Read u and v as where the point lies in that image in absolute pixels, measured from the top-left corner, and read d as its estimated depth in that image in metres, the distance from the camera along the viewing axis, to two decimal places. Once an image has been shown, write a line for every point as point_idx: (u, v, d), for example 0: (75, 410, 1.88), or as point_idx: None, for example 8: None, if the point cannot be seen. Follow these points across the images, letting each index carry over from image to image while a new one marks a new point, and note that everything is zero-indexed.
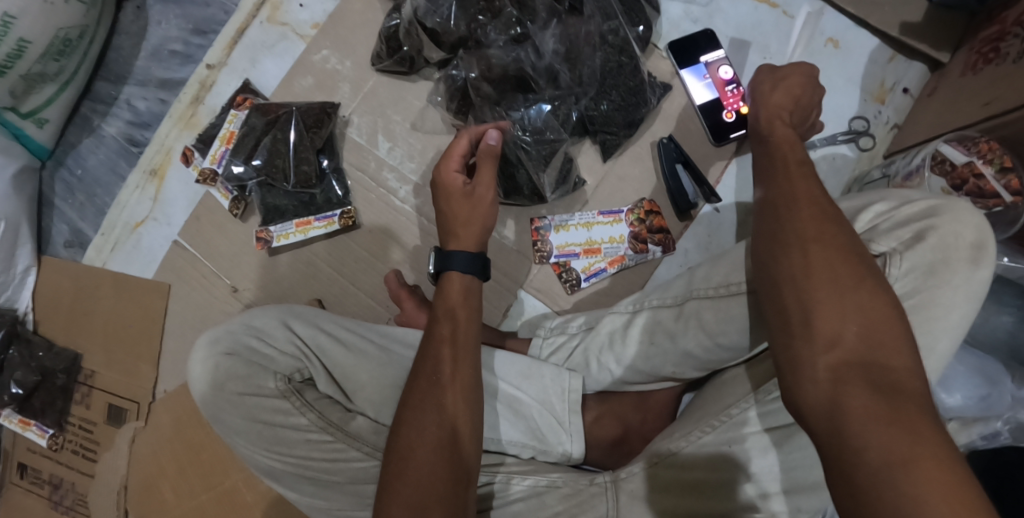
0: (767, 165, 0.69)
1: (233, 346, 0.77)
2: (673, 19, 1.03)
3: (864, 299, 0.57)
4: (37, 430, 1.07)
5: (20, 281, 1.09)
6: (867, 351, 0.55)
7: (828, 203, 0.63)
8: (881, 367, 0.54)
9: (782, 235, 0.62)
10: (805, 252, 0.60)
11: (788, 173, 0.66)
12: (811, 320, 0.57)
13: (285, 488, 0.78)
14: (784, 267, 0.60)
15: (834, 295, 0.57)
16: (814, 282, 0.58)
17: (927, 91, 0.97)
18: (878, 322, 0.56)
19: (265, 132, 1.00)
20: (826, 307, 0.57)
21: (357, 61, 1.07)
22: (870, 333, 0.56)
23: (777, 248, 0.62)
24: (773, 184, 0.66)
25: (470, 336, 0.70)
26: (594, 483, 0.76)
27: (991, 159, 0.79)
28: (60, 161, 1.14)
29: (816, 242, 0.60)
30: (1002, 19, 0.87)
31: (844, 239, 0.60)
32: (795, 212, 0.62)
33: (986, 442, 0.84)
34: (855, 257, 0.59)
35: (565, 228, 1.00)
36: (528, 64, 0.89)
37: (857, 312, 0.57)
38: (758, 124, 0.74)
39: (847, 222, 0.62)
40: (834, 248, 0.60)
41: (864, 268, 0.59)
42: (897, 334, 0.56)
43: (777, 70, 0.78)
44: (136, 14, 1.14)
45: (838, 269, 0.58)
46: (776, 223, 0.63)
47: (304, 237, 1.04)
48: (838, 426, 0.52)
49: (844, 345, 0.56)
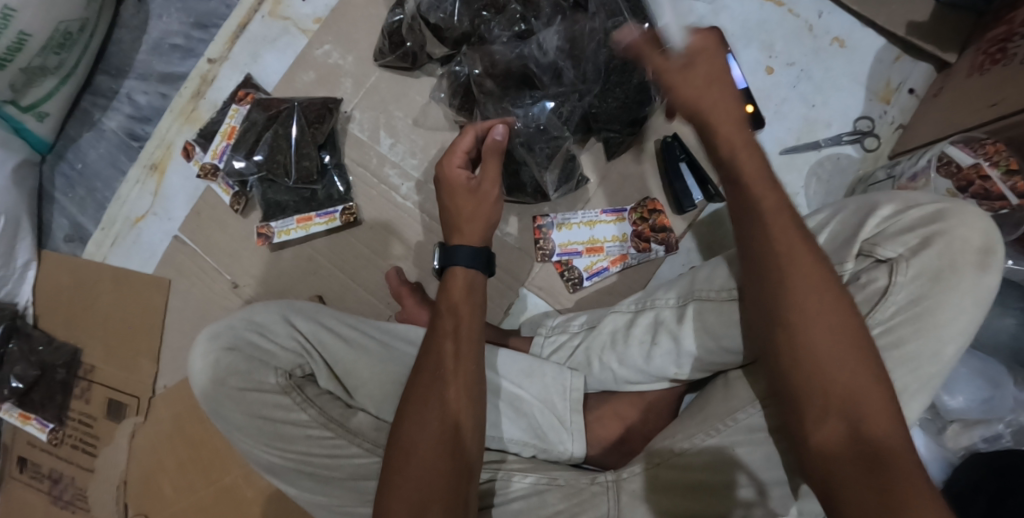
0: (743, 224, 0.66)
1: (234, 341, 0.77)
2: (678, 17, 1.02)
3: (850, 374, 0.59)
4: (36, 424, 1.07)
5: (20, 275, 1.09)
6: (858, 427, 0.58)
7: (813, 270, 0.62)
8: (872, 441, 0.58)
9: (770, 315, 0.63)
10: (791, 334, 0.62)
11: (772, 237, 0.64)
12: (800, 401, 0.61)
13: (284, 484, 0.78)
14: (774, 350, 0.63)
15: (821, 375, 0.60)
16: (801, 365, 0.61)
17: (933, 91, 0.96)
18: (865, 395, 0.59)
19: (266, 127, 1.00)
20: (813, 393, 0.60)
21: (360, 56, 1.06)
22: (859, 408, 0.59)
23: (767, 327, 0.63)
24: (752, 249, 0.65)
25: (473, 329, 0.70)
26: (595, 483, 0.75)
27: (997, 161, 0.78)
28: (61, 155, 1.13)
29: (803, 323, 0.61)
30: (1010, 19, 0.86)
31: (830, 311, 0.61)
32: (780, 288, 0.62)
33: (988, 445, 0.85)
34: (839, 329, 0.60)
35: (567, 226, 0.99)
36: (531, 60, 0.87)
37: (844, 388, 0.59)
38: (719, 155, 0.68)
39: (834, 281, 0.62)
40: (819, 324, 0.61)
41: (849, 339, 0.60)
42: (881, 399, 0.59)
43: (692, 67, 0.66)
44: (137, 7, 1.13)
45: (824, 348, 0.60)
46: (763, 300, 0.64)
47: (305, 233, 1.03)
48: (835, 505, 0.58)
49: (831, 421, 0.59)
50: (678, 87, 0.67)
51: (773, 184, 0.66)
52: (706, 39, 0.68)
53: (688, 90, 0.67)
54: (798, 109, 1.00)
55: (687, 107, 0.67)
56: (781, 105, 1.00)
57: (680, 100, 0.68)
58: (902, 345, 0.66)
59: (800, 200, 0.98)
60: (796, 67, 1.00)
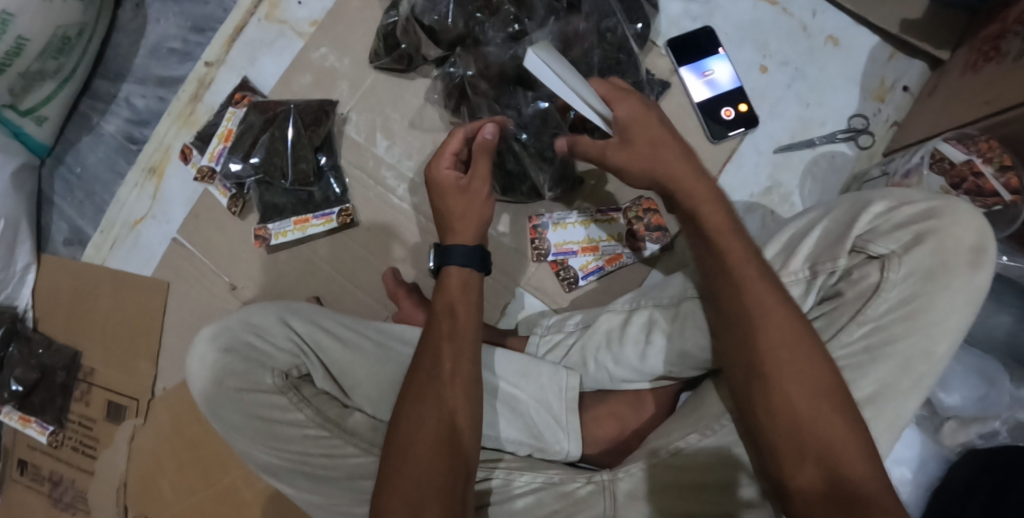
0: (713, 277, 0.68)
1: (232, 342, 0.77)
2: (673, 17, 1.03)
3: (823, 420, 0.60)
4: (36, 427, 1.07)
5: (20, 278, 1.09)
6: (832, 472, 0.59)
7: (783, 321, 0.63)
8: (847, 485, 0.58)
9: (742, 363, 0.65)
10: (763, 383, 0.63)
11: (741, 289, 0.65)
12: (777, 449, 0.62)
13: (282, 484, 0.78)
14: (750, 400, 0.64)
15: (794, 422, 0.61)
16: (776, 415, 0.62)
17: (927, 89, 0.96)
18: (838, 441, 0.60)
19: (263, 130, 1.00)
20: (788, 440, 0.61)
21: (356, 58, 1.07)
22: (833, 453, 0.59)
23: (741, 375, 0.65)
24: (722, 301, 0.67)
25: (470, 329, 0.71)
26: (592, 482, 0.75)
27: (991, 157, 0.79)
28: (60, 159, 1.14)
29: (775, 374, 0.62)
30: (1003, 17, 0.86)
31: (800, 359, 0.62)
32: (752, 340, 0.64)
33: (984, 441, 0.85)
34: (811, 378, 0.61)
35: (563, 226, 0.99)
36: (525, 61, 0.86)
37: (816, 434, 0.60)
38: (687, 207, 0.70)
39: (806, 330, 0.63)
40: (791, 375, 0.62)
41: (821, 386, 0.61)
42: (857, 445, 0.60)
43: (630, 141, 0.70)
44: (135, 11, 1.14)
45: (795, 395, 0.61)
46: (735, 349, 0.65)
47: (302, 235, 1.03)
48: None
49: (807, 470, 0.60)
50: (628, 163, 0.71)
51: (738, 235, 0.68)
52: (632, 105, 0.71)
53: (639, 159, 0.70)
54: (793, 108, 1.00)
55: (644, 176, 0.71)
56: (776, 104, 1.00)
57: (634, 173, 0.72)
58: (894, 342, 0.66)
59: (795, 199, 0.98)
60: (791, 66, 1.01)
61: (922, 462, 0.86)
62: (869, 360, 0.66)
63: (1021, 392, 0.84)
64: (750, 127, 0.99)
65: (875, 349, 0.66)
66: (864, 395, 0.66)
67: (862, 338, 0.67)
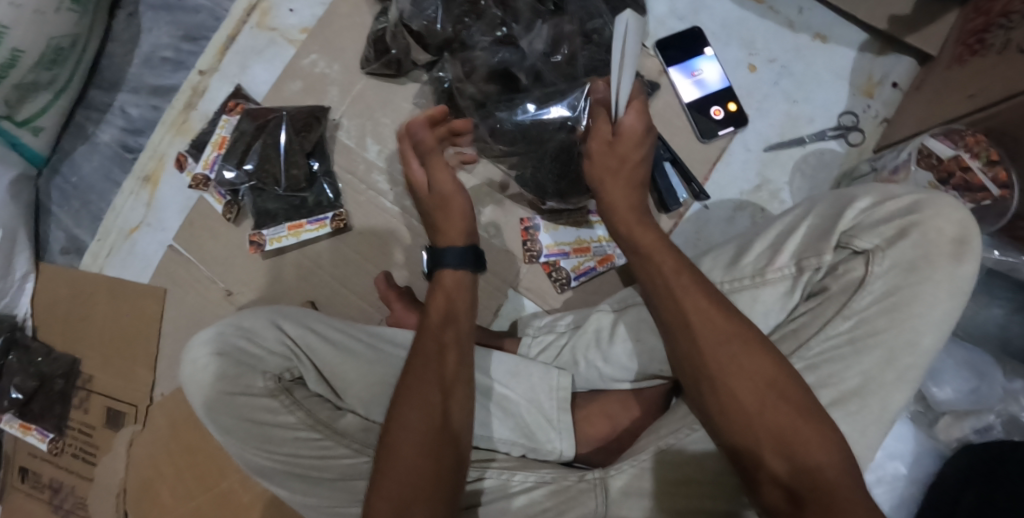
0: (653, 289, 0.70)
1: (222, 346, 0.77)
2: (660, 17, 1.03)
3: (772, 414, 0.61)
4: (36, 434, 1.08)
5: (19, 287, 1.10)
6: (794, 460, 0.59)
7: (725, 322, 0.65)
8: (812, 470, 0.58)
9: (693, 367, 0.66)
10: (713, 385, 0.64)
11: (680, 295, 0.67)
12: (739, 447, 0.62)
13: (275, 486, 0.78)
14: (701, 401, 0.65)
15: (747, 418, 0.62)
16: (729, 414, 0.63)
17: (916, 84, 0.97)
18: (795, 431, 0.60)
19: (255, 137, 1.02)
20: (743, 435, 0.62)
21: (346, 64, 1.07)
22: (790, 443, 0.60)
23: (693, 379, 0.66)
24: (662, 309, 0.68)
25: (466, 339, 0.73)
26: (583, 480, 0.75)
27: (978, 152, 0.80)
28: (56, 169, 1.15)
29: (718, 373, 0.63)
30: (988, 10, 0.86)
31: (745, 358, 0.63)
32: (695, 342, 0.65)
33: (978, 435, 0.85)
34: (754, 374, 0.62)
35: (555, 227, 1.01)
36: (514, 64, 0.87)
37: (770, 428, 0.61)
38: (618, 230, 0.74)
39: (744, 326, 0.65)
40: (734, 371, 0.63)
41: (767, 383, 0.62)
42: (812, 431, 0.60)
43: (616, 145, 0.71)
44: (128, 21, 1.15)
45: (743, 394, 0.62)
46: (685, 354, 0.66)
47: (296, 240, 1.04)
48: None
49: (771, 464, 0.60)
50: (594, 154, 0.73)
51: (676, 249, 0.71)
52: (638, 121, 0.70)
53: (608, 164, 0.72)
54: (781, 105, 1.00)
55: (595, 177, 0.74)
56: (763, 102, 1.01)
57: (592, 167, 0.73)
58: (878, 335, 0.66)
59: (785, 195, 0.98)
60: (778, 63, 1.01)
61: (915, 456, 0.86)
62: (853, 352, 0.66)
63: (1013, 384, 0.84)
64: (738, 126, 0.99)
65: (859, 341, 0.66)
66: (850, 387, 0.66)
67: (846, 331, 0.67)
